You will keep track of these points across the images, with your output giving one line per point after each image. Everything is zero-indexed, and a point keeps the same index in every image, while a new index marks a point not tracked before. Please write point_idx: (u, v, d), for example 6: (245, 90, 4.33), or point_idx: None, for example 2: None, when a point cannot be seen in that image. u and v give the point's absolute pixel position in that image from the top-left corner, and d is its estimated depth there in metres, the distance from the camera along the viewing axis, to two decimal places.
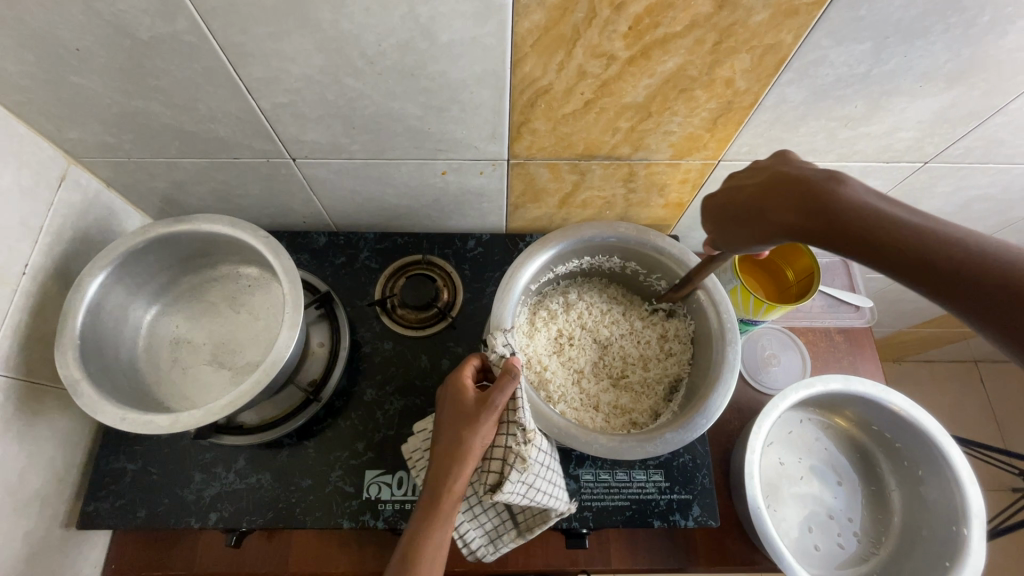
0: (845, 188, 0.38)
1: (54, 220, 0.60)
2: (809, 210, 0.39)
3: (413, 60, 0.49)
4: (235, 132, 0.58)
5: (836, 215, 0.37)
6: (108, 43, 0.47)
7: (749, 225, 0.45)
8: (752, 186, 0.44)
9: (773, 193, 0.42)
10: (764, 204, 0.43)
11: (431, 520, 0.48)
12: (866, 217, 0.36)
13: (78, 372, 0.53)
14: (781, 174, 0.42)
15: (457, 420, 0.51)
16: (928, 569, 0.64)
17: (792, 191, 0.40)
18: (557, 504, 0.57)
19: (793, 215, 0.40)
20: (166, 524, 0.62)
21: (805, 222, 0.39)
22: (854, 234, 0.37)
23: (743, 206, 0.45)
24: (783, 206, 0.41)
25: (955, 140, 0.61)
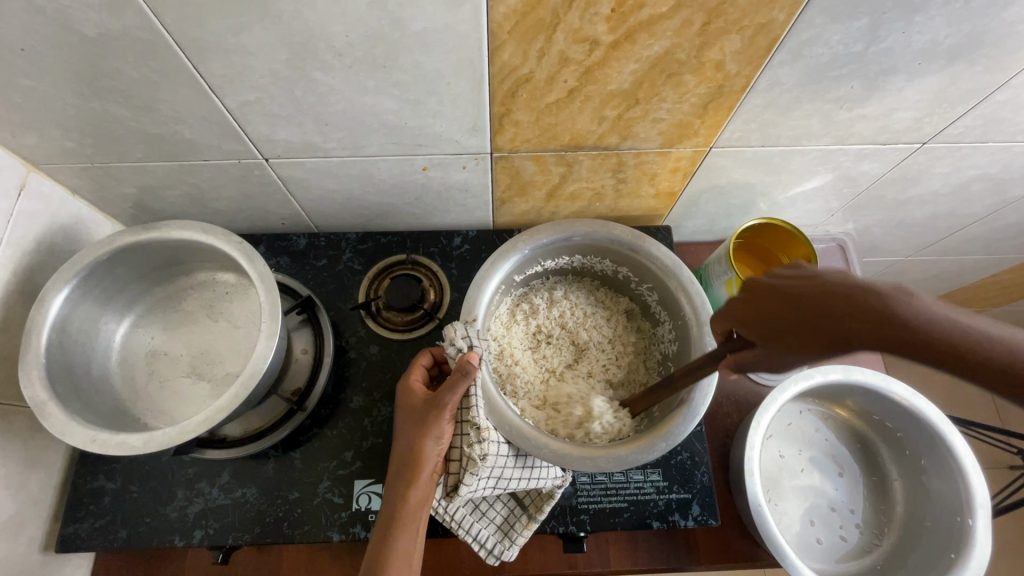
0: (902, 300, 0.35)
1: (16, 232, 0.57)
2: (899, 332, 0.34)
3: (384, 51, 0.46)
4: (201, 133, 0.55)
5: (917, 339, 0.34)
6: (55, 42, 0.44)
7: (793, 337, 0.40)
8: (786, 300, 0.40)
9: (844, 311, 0.36)
10: (812, 322, 0.38)
11: (393, 528, 0.51)
12: (948, 335, 0.34)
13: (44, 393, 0.51)
14: (813, 288, 0.38)
15: (409, 428, 0.54)
16: (932, 561, 0.63)
17: (857, 308, 0.36)
18: (547, 481, 0.57)
19: (880, 337, 0.35)
20: (149, 544, 0.59)
21: (872, 337, 0.36)
22: (944, 349, 0.34)
23: (784, 317, 0.40)
24: (853, 328, 0.36)
25: (954, 119, 0.58)
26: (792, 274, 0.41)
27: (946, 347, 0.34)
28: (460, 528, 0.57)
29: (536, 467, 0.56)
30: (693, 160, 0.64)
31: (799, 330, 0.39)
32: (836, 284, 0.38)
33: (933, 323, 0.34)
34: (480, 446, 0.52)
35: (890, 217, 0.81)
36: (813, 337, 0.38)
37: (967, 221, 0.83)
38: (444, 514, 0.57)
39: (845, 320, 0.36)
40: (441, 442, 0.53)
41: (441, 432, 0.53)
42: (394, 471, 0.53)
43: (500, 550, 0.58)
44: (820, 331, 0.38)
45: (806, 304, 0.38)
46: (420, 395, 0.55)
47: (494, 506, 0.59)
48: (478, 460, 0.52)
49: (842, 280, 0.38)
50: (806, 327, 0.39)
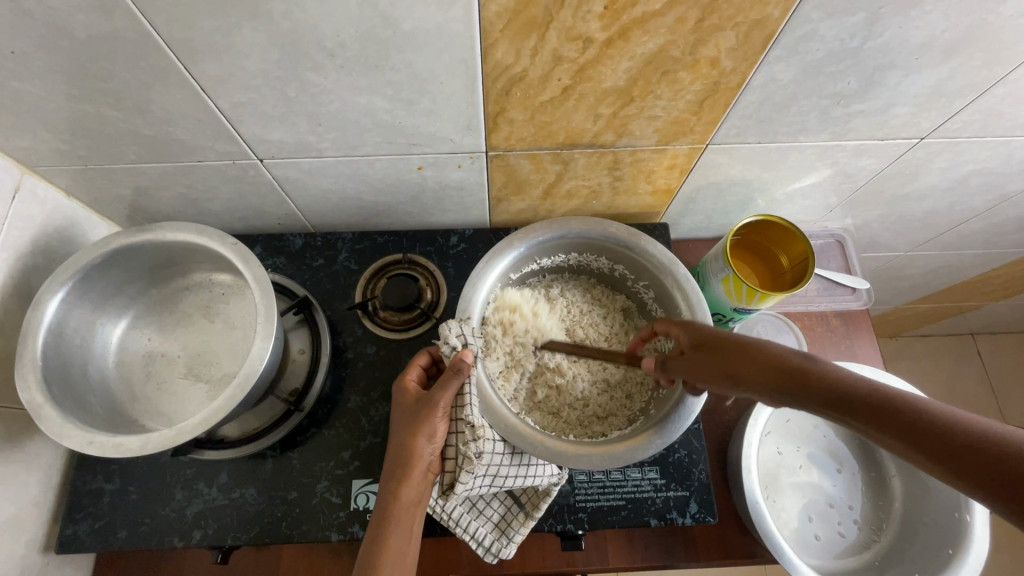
0: (801, 360, 0.42)
1: (10, 234, 0.57)
2: (801, 385, 0.41)
3: (376, 50, 0.46)
4: (194, 134, 0.55)
5: (819, 391, 0.40)
6: (46, 44, 0.44)
7: (716, 378, 0.47)
8: (712, 352, 0.48)
9: (755, 368, 0.44)
10: (728, 369, 0.46)
11: (386, 527, 0.50)
12: (847, 390, 0.39)
13: (40, 396, 0.51)
14: (733, 345, 0.47)
15: (403, 426, 0.54)
16: (931, 557, 0.63)
17: (760, 363, 0.44)
18: (543, 479, 0.57)
19: (787, 389, 0.42)
20: (148, 544, 0.60)
21: (771, 385, 0.43)
22: (842, 401, 0.39)
23: (709, 363, 0.48)
24: (757, 374, 0.44)
25: (953, 114, 0.58)
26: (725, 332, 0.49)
27: (843, 404, 0.38)
28: (458, 527, 0.57)
29: (531, 465, 0.57)
30: (689, 157, 0.64)
31: (718, 379, 0.47)
32: (752, 347, 0.45)
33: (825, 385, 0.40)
34: (475, 444, 0.53)
35: (889, 212, 0.80)
36: (729, 382, 0.46)
37: (966, 216, 0.82)
38: (441, 512, 0.57)
39: (755, 372, 0.44)
40: (435, 440, 0.54)
41: (434, 431, 0.54)
42: (388, 470, 0.53)
43: (498, 548, 0.58)
44: (736, 375, 0.45)
45: (727, 354, 0.47)
46: (414, 393, 0.56)
47: (491, 504, 0.60)
48: (473, 457, 0.53)
49: (758, 344, 0.45)
50: (724, 373, 0.46)
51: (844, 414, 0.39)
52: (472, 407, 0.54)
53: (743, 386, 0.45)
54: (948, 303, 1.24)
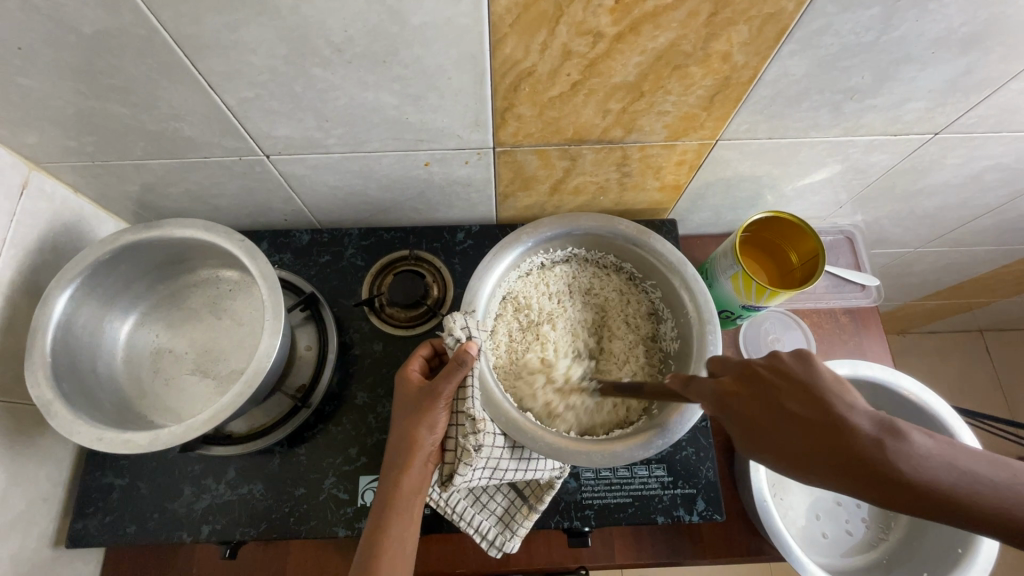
0: (907, 440, 0.32)
1: (19, 230, 0.57)
2: (896, 480, 0.31)
3: (384, 45, 0.45)
4: (202, 130, 0.55)
5: (919, 491, 0.31)
6: (53, 41, 0.44)
7: (764, 445, 0.35)
8: (765, 401, 0.36)
9: (846, 444, 0.32)
10: (780, 434, 0.35)
11: (387, 517, 0.50)
12: (951, 490, 0.31)
13: (50, 392, 0.51)
14: (809, 407, 0.34)
15: (404, 414, 0.54)
16: (939, 555, 0.62)
17: (857, 441, 0.32)
18: (543, 473, 0.57)
19: (907, 492, 0.31)
20: (157, 539, 0.60)
21: (882, 483, 0.31)
22: (949, 504, 0.31)
23: (760, 416, 0.36)
24: (844, 458, 0.32)
25: (968, 109, 0.57)
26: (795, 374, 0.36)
27: (946, 501, 0.31)
28: (462, 520, 0.57)
29: (532, 459, 0.57)
30: (699, 153, 0.63)
31: (779, 449, 0.35)
32: (850, 417, 0.33)
33: (958, 475, 0.31)
34: (475, 437, 0.52)
35: (899, 208, 0.80)
36: (787, 453, 0.34)
37: (978, 212, 0.81)
38: (446, 505, 0.57)
39: (828, 451, 0.32)
40: (437, 429, 0.53)
41: (436, 421, 0.53)
42: (389, 459, 0.53)
43: (502, 541, 0.58)
44: (813, 446, 0.33)
45: (787, 413, 0.35)
46: (416, 383, 0.56)
47: (495, 497, 0.60)
48: (472, 450, 0.53)
49: (859, 415, 0.33)
50: (788, 441, 0.34)
51: (947, 515, 0.31)
52: (474, 400, 0.53)
53: (821, 467, 0.33)
54: (956, 300, 1.23)
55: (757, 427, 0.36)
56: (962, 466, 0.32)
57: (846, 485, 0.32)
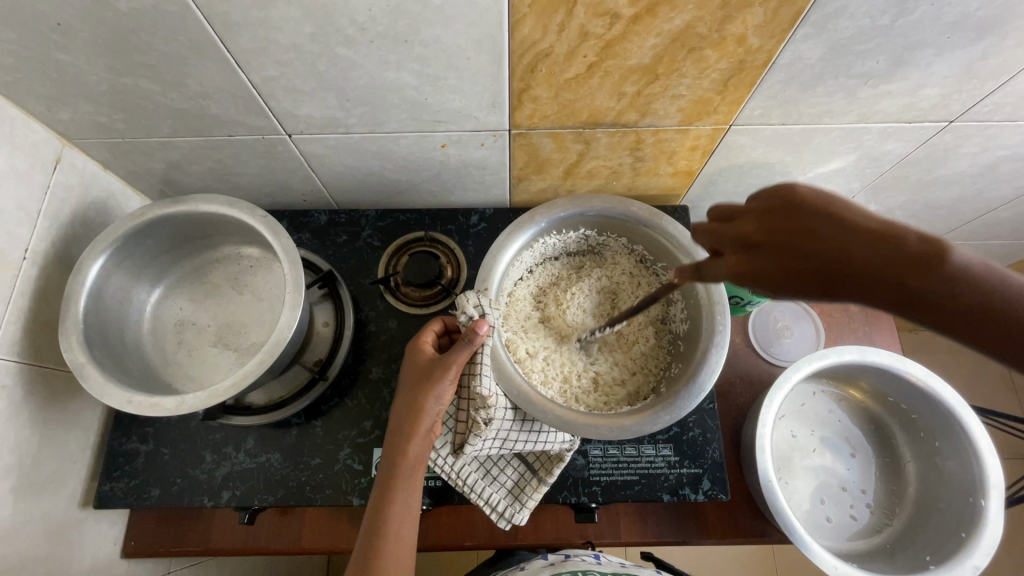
0: (932, 256, 0.33)
1: (52, 203, 0.59)
2: (908, 292, 0.33)
3: (406, 25, 0.47)
4: (227, 108, 0.57)
5: (922, 299, 0.33)
6: (91, 17, 0.46)
7: (793, 281, 0.36)
8: (791, 237, 0.36)
9: (869, 264, 0.34)
10: (809, 269, 0.35)
11: (393, 483, 0.52)
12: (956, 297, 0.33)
13: (83, 356, 0.53)
14: (826, 225, 0.35)
15: (412, 386, 0.55)
16: (943, 539, 0.63)
17: (882, 259, 0.33)
18: (555, 444, 0.59)
19: (917, 299, 0.33)
20: (180, 503, 0.63)
21: (892, 296, 0.34)
22: (948, 311, 0.33)
23: (778, 255, 0.37)
24: (870, 281, 0.34)
25: (984, 96, 0.57)
26: (812, 202, 0.36)
27: (953, 308, 0.33)
28: (472, 491, 0.59)
29: (542, 432, 0.59)
30: (712, 138, 0.63)
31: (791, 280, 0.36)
32: (858, 234, 0.34)
33: (968, 279, 0.33)
34: (486, 412, 0.54)
35: (914, 199, 0.79)
36: (812, 282, 0.35)
37: (993, 204, 0.81)
38: (456, 478, 0.59)
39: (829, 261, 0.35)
40: (443, 401, 0.54)
41: (443, 392, 0.53)
42: (394, 428, 0.53)
43: (510, 514, 0.59)
44: (833, 269, 0.34)
45: (816, 245, 0.35)
46: (426, 355, 0.56)
47: (505, 470, 0.61)
48: (483, 422, 0.55)
49: (865, 233, 0.34)
50: (809, 275, 0.35)
51: (947, 316, 0.33)
52: (485, 378, 0.54)
53: (825, 278, 0.35)
54: None
55: (770, 265, 0.37)
56: (977, 278, 0.33)
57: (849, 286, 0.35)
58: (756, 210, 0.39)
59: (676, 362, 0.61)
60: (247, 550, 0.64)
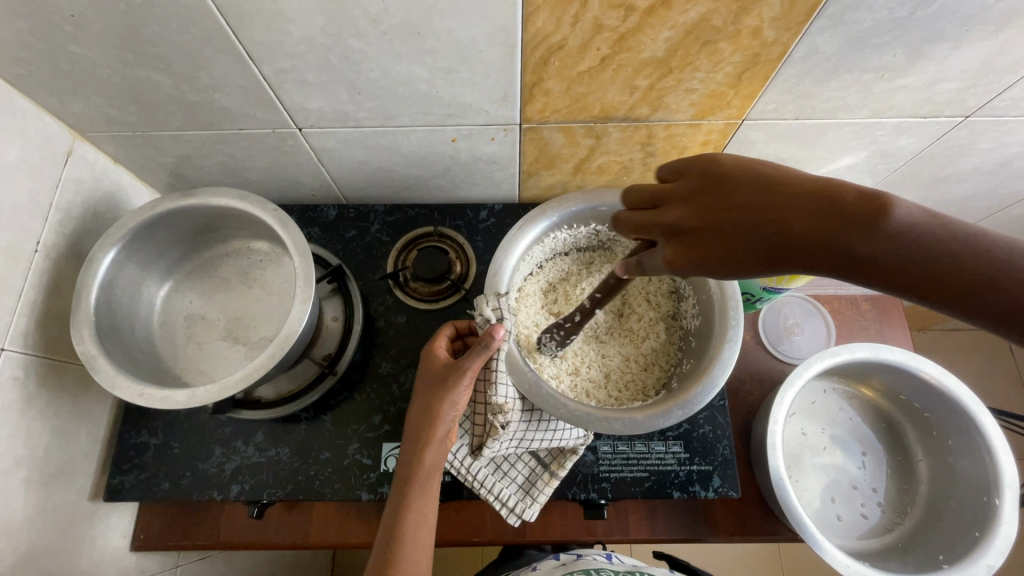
0: (872, 209, 0.32)
1: (64, 196, 0.59)
2: (849, 250, 0.32)
3: (419, 17, 0.46)
4: (239, 101, 0.57)
5: (865, 255, 0.31)
6: (104, 9, 0.46)
7: (735, 255, 0.36)
8: (725, 211, 0.37)
9: (803, 226, 0.33)
10: (747, 239, 0.35)
11: (409, 489, 0.51)
12: (905, 248, 0.31)
13: (95, 349, 0.53)
14: (754, 196, 0.36)
15: (427, 391, 0.54)
16: (956, 539, 0.62)
17: (820, 217, 0.33)
18: (569, 439, 0.59)
19: (861, 255, 0.32)
20: (189, 496, 0.63)
21: (835, 255, 0.32)
22: (897, 266, 0.31)
23: (711, 231, 0.37)
24: (808, 242, 0.33)
25: (1001, 91, 0.56)
26: (742, 179, 0.37)
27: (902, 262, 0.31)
28: (482, 487, 0.59)
29: (557, 428, 0.58)
30: (724, 133, 0.63)
31: (736, 257, 0.36)
32: (785, 203, 0.34)
33: (916, 229, 0.31)
34: (502, 416, 0.55)
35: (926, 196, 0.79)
36: (753, 252, 0.35)
37: (1007, 201, 0.80)
38: (467, 474, 0.60)
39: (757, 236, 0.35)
40: (460, 406, 0.54)
41: (459, 398, 0.53)
42: (411, 434, 0.54)
43: (521, 509, 0.59)
44: (767, 237, 0.35)
45: (748, 217, 0.35)
46: (442, 360, 0.56)
47: (516, 466, 0.61)
48: (501, 427, 0.55)
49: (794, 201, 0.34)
50: (747, 247, 0.35)
51: (902, 270, 0.31)
52: (502, 387, 0.54)
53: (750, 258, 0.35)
54: None
55: (711, 243, 0.37)
56: (927, 228, 0.31)
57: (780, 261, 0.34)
58: (687, 194, 0.39)
59: (687, 359, 0.61)
60: (256, 545, 0.64)
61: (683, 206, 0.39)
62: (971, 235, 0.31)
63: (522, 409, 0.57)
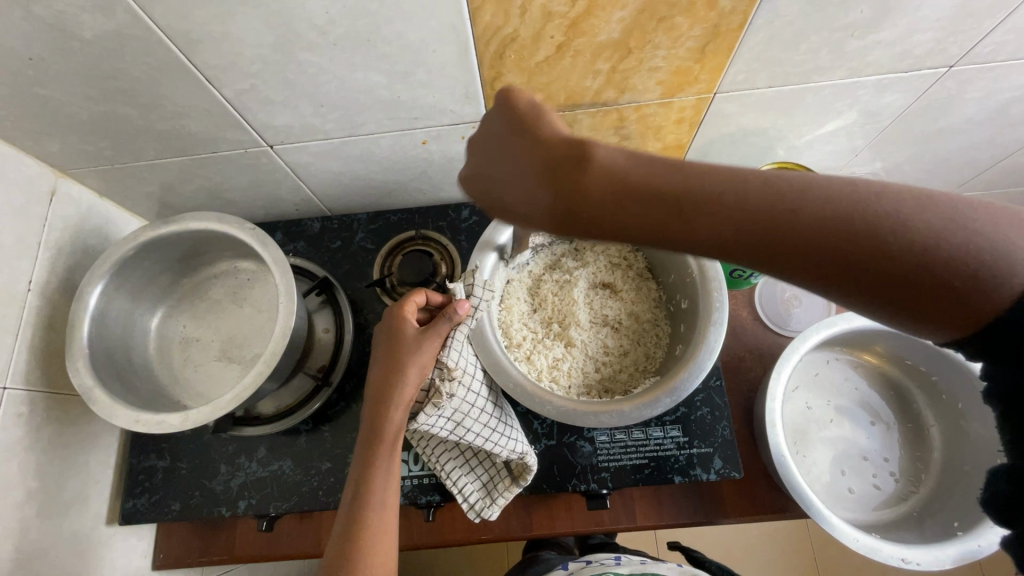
0: (672, 170, 0.32)
1: (51, 234, 0.61)
2: (682, 208, 0.31)
3: (366, 24, 0.46)
4: (206, 126, 0.57)
5: (669, 206, 0.31)
6: (61, 48, 0.46)
7: (522, 206, 0.35)
8: (532, 139, 0.36)
9: (578, 170, 0.33)
10: (597, 203, 0.32)
11: (376, 450, 0.51)
12: (704, 189, 0.31)
13: (90, 380, 0.55)
14: (549, 151, 0.35)
15: (395, 355, 0.53)
16: (971, 505, 0.60)
17: (581, 179, 0.33)
18: (517, 447, 0.57)
19: (658, 198, 0.32)
20: (200, 514, 0.64)
21: (627, 224, 0.32)
22: (703, 207, 0.31)
23: (537, 197, 0.34)
24: (587, 195, 0.32)
25: (982, 36, 0.54)
26: (554, 155, 0.34)
27: (766, 225, 0.30)
28: (448, 479, 0.59)
29: (501, 433, 0.57)
30: (697, 108, 0.62)
31: (557, 219, 0.34)
32: (590, 149, 0.33)
33: (763, 181, 0.31)
34: (448, 384, 0.53)
35: (920, 152, 0.76)
36: (599, 216, 0.32)
37: (1009, 148, 0.77)
38: (433, 461, 0.60)
39: (555, 174, 0.34)
40: (422, 371, 0.53)
41: (425, 363, 0.53)
42: (373, 398, 0.53)
43: (481, 507, 0.59)
44: (569, 216, 0.33)
45: (567, 174, 0.33)
46: (408, 321, 0.55)
47: (483, 463, 0.61)
48: (444, 393, 0.53)
49: (595, 151, 0.33)
50: (572, 208, 0.33)
51: (789, 242, 0.30)
52: (454, 351, 0.54)
53: (583, 222, 0.33)
54: None
55: (540, 205, 0.34)
56: (739, 179, 0.31)
57: (612, 214, 0.32)
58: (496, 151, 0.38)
59: (674, 344, 0.62)
60: (268, 556, 0.65)
61: (483, 124, 0.40)
62: (835, 206, 0.29)
63: (477, 382, 0.57)
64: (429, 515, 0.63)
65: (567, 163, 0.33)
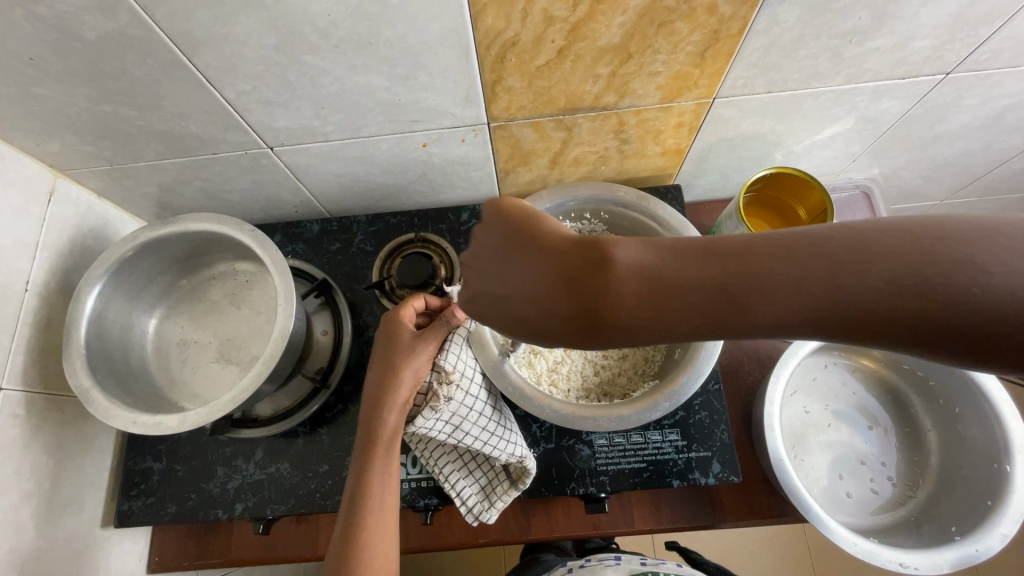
0: (692, 255, 0.30)
1: (49, 234, 0.61)
2: (713, 292, 0.29)
3: (368, 27, 0.46)
4: (207, 127, 0.57)
5: (698, 292, 0.30)
6: (62, 48, 0.46)
7: (548, 324, 0.32)
8: (534, 247, 0.34)
9: (592, 276, 0.31)
10: (626, 303, 0.30)
11: (373, 453, 0.51)
12: (750, 274, 0.29)
13: (87, 381, 0.54)
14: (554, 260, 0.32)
15: (390, 360, 0.54)
16: (969, 510, 0.60)
17: (594, 282, 0.30)
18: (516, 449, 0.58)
19: (703, 289, 0.30)
20: (196, 517, 0.64)
21: (662, 316, 0.30)
22: (758, 291, 0.29)
23: (552, 311, 0.32)
24: (608, 299, 0.30)
25: (979, 44, 0.54)
26: (563, 257, 0.32)
27: (813, 303, 0.28)
28: (446, 482, 0.59)
29: (501, 436, 0.57)
30: (697, 113, 0.62)
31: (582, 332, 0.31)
32: (599, 247, 0.31)
33: (794, 250, 0.29)
34: (446, 388, 0.54)
35: (917, 158, 0.76)
36: (627, 316, 0.30)
37: (1005, 155, 0.77)
38: (431, 464, 0.59)
39: (565, 283, 0.31)
40: (417, 375, 0.53)
41: (420, 367, 0.53)
42: (368, 403, 0.53)
43: (479, 510, 0.59)
44: (589, 328, 0.31)
45: (579, 281, 0.31)
46: (404, 326, 0.55)
47: (481, 466, 0.60)
48: (443, 397, 0.54)
49: (605, 250, 0.31)
50: (595, 320, 0.31)
51: (843, 312, 0.28)
52: (452, 354, 0.55)
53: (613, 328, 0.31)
54: None
55: (556, 319, 0.32)
56: (767, 253, 0.29)
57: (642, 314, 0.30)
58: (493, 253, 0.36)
59: (672, 348, 0.62)
60: (264, 559, 0.65)
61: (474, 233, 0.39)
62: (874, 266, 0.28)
63: (477, 387, 0.57)
64: (427, 518, 0.62)
65: (575, 274, 0.31)
